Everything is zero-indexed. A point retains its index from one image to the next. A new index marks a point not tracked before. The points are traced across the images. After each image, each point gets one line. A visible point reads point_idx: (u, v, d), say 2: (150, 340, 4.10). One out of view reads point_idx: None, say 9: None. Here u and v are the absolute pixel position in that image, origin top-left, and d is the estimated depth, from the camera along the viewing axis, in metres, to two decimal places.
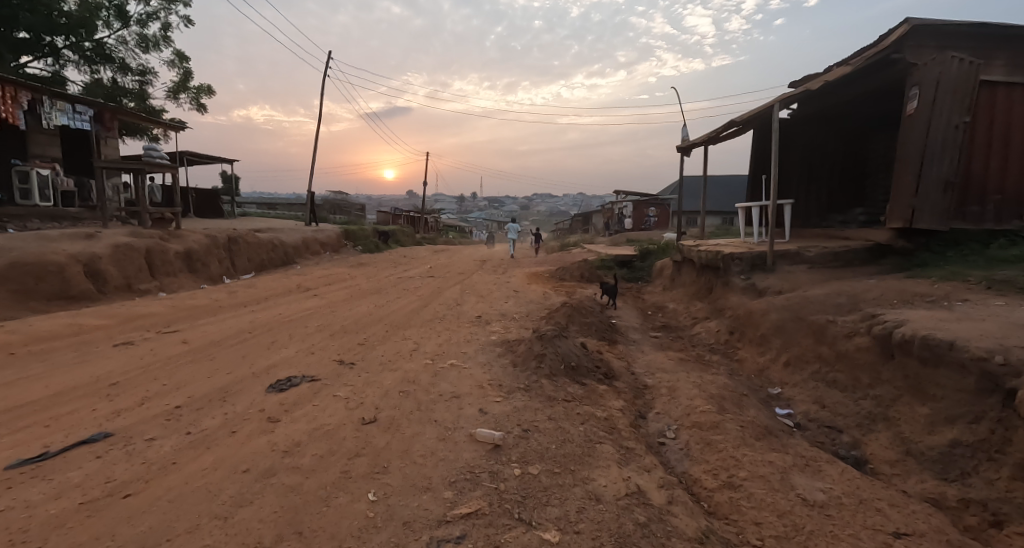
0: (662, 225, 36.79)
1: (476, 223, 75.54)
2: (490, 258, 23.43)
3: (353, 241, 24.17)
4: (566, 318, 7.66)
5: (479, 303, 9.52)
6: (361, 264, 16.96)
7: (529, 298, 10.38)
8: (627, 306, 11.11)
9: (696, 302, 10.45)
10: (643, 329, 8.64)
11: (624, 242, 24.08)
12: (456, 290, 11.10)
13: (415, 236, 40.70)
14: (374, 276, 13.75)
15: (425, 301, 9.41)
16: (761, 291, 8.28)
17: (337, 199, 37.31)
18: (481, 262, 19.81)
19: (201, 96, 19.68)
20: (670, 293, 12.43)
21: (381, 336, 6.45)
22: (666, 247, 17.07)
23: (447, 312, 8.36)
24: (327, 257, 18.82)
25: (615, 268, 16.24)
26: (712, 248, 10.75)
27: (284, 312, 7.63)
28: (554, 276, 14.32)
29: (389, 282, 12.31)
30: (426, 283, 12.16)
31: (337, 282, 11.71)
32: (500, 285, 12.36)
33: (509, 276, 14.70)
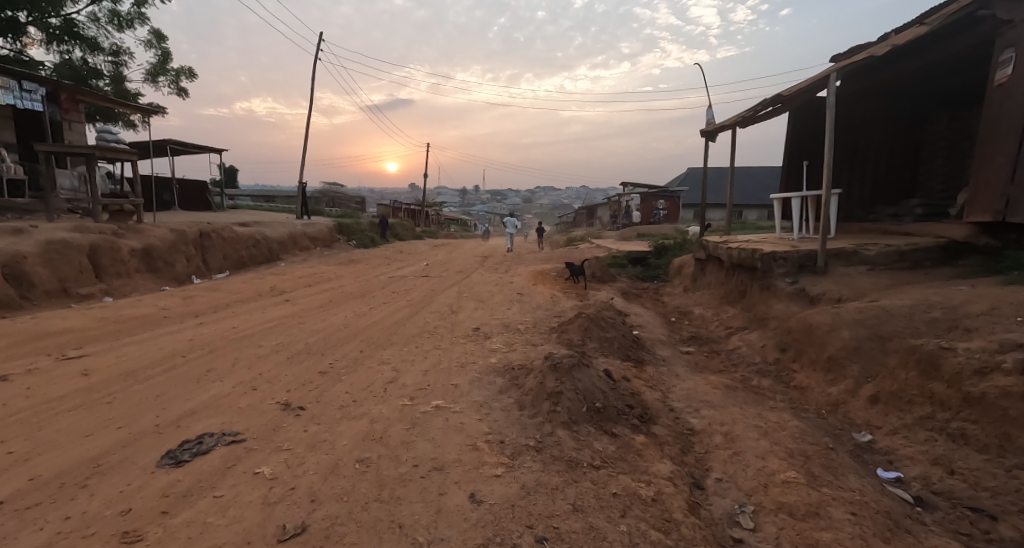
0: (672, 218, 35.34)
1: (479, 216, 74.24)
2: (494, 253, 22.11)
3: (348, 235, 22.86)
4: (581, 333, 6.35)
5: (478, 310, 8.23)
6: (352, 262, 15.66)
7: (535, 303, 9.07)
8: (647, 311, 9.80)
9: (728, 309, 9.15)
10: (672, 344, 7.33)
11: (635, 237, 22.68)
12: (452, 293, 9.81)
13: (415, 229, 39.35)
14: (364, 275, 12.43)
15: (415, 307, 8.12)
16: (814, 298, 6.98)
17: (334, 192, 36.04)
18: (484, 259, 18.52)
19: (182, 78, 17.92)
20: (694, 296, 11.12)
21: (354, 359, 5.17)
22: (684, 243, 15.67)
23: (441, 323, 7.07)
24: (317, 254, 17.53)
25: (628, 266, 14.92)
26: (745, 245, 9.45)
27: (243, 324, 6.36)
28: (563, 276, 12.99)
29: (379, 283, 11.04)
30: (420, 285, 10.87)
31: (320, 283, 10.44)
32: (503, 286, 11.04)
33: (513, 275, 13.36)
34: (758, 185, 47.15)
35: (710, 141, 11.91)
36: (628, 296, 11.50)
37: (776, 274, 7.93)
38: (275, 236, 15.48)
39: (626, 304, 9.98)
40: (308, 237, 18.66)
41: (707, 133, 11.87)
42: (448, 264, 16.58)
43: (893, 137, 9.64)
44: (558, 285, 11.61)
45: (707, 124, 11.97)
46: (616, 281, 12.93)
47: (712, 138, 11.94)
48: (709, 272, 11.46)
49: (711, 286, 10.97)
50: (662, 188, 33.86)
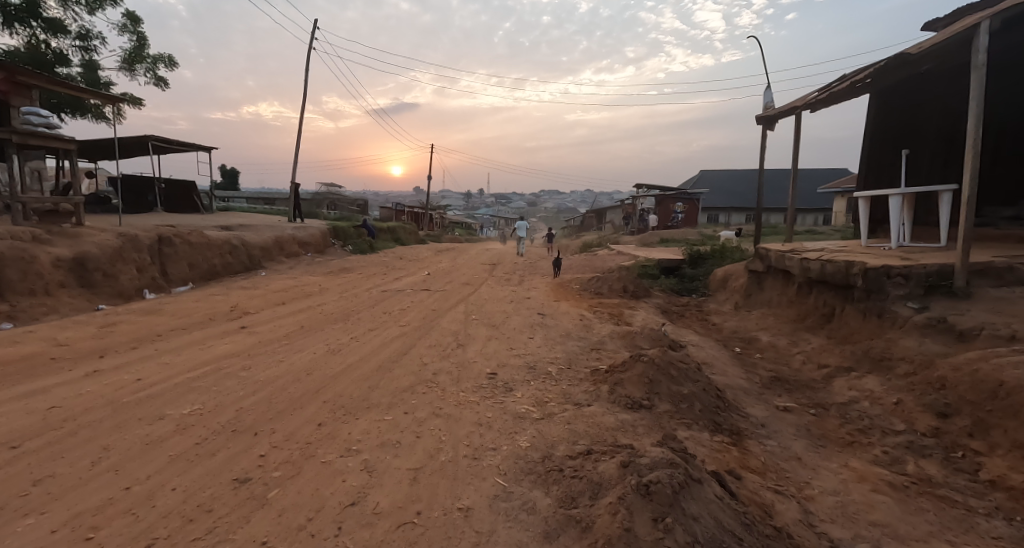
0: (690, 222, 33.37)
1: (483, 220, 72.27)
2: (504, 260, 20.21)
3: (343, 240, 21.00)
4: (644, 387, 4.40)
5: (496, 341, 6.34)
6: (344, 270, 13.82)
7: (567, 331, 7.13)
8: (702, 337, 7.87)
9: (812, 340, 7.24)
10: (761, 394, 5.40)
11: (657, 242, 20.76)
12: (460, 314, 7.89)
13: (417, 232, 37.43)
14: (355, 288, 10.56)
15: (413, 336, 6.22)
16: (965, 333, 5.15)
17: (330, 193, 34.06)
18: (493, 267, 16.64)
19: (161, 67, 15.53)
20: (753, 317, 9.18)
21: (304, 440, 3.23)
22: (723, 250, 13.73)
23: (448, 363, 5.19)
24: (307, 261, 15.69)
25: (660, 277, 13.02)
26: (831, 257, 7.53)
27: (161, 362, 4.42)
28: (589, 290, 11.07)
29: (375, 299, 9.17)
30: (422, 302, 8.98)
31: (302, 300, 8.59)
32: (520, 305, 9.08)
33: (529, 289, 11.39)
34: (777, 188, 45.19)
35: (768, 129, 9.98)
36: (671, 316, 9.54)
37: (892, 297, 6.03)
38: (257, 240, 13.61)
39: (677, 329, 8.04)
40: (298, 243, 16.85)
41: (762, 119, 10.00)
42: (454, 273, 14.72)
43: (1000, 121, 7.83)
44: (586, 303, 9.63)
45: (764, 108, 10.05)
46: (652, 296, 10.95)
47: (769, 125, 9.98)
48: (771, 288, 9.51)
49: (776, 305, 9.05)
50: (680, 189, 31.89)
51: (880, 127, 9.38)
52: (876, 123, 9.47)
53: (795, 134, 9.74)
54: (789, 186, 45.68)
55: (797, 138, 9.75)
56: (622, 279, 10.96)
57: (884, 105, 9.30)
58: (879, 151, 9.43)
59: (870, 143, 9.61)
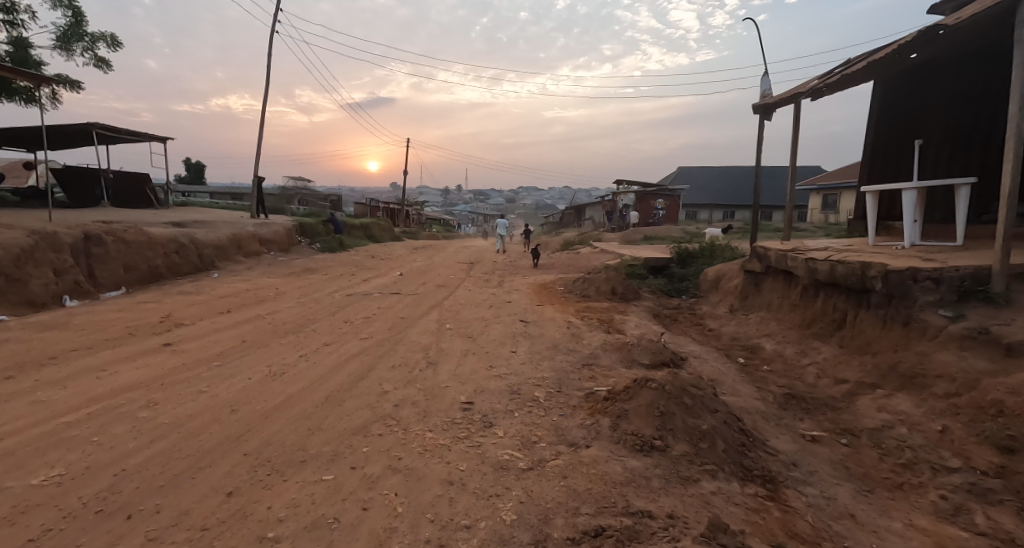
0: (671, 219, 32.89)
1: (461, 217, 71.15)
2: (482, 259, 19.32)
3: (310, 238, 19.93)
4: (655, 422, 3.59)
5: (471, 358, 5.48)
6: (308, 271, 12.78)
7: (555, 345, 6.33)
8: (703, 346, 7.15)
9: (824, 349, 6.54)
10: (782, 419, 4.66)
11: (640, 240, 20.12)
12: (432, 323, 7.03)
13: (392, 229, 36.25)
14: (319, 292, 9.61)
15: (376, 352, 5.34)
16: (1015, 347, 4.46)
17: (300, 189, 32.69)
18: (470, 267, 15.75)
19: (101, 47, 14.23)
20: (753, 323, 8.51)
21: (197, 526, 2.34)
22: (713, 248, 13.10)
23: (414, 389, 4.31)
24: (269, 260, 14.58)
25: (648, 277, 12.54)
26: (841, 258, 6.84)
27: (38, 398, 3.46)
28: (573, 293, 10.29)
29: (339, 305, 8.24)
30: (391, 307, 8.09)
31: (254, 307, 7.62)
32: (501, 312, 8.26)
33: (510, 292, 10.56)
34: (756, 186, 45.15)
35: (764, 119, 9.36)
36: (664, 322, 8.82)
37: (921, 303, 5.33)
38: (209, 238, 12.55)
39: (674, 337, 7.31)
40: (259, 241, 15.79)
41: (759, 108, 9.37)
42: (428, 273, 13.79)
43: None
44: (571, 308, 8.88)
45: (761, 96, 9.38)
46: (641, 299, 10.26)
47: (766, 115, 9.35)
48: (772, 290, 8.87)
49: (778, 310, 8.40)
50: (661, 185, 31.39)
51: (885, 117, 8.82)
52: (881, 113, 8.91)
53: (794, 124, 9.11)
54: (767, 183, 45.67)
55: (796, 128, 9.12)
56: (610, 281, 10.22)
57: (889, 94, 8.73)
58: (884, 141, 8.87)
59: (875, 134, 9.07)
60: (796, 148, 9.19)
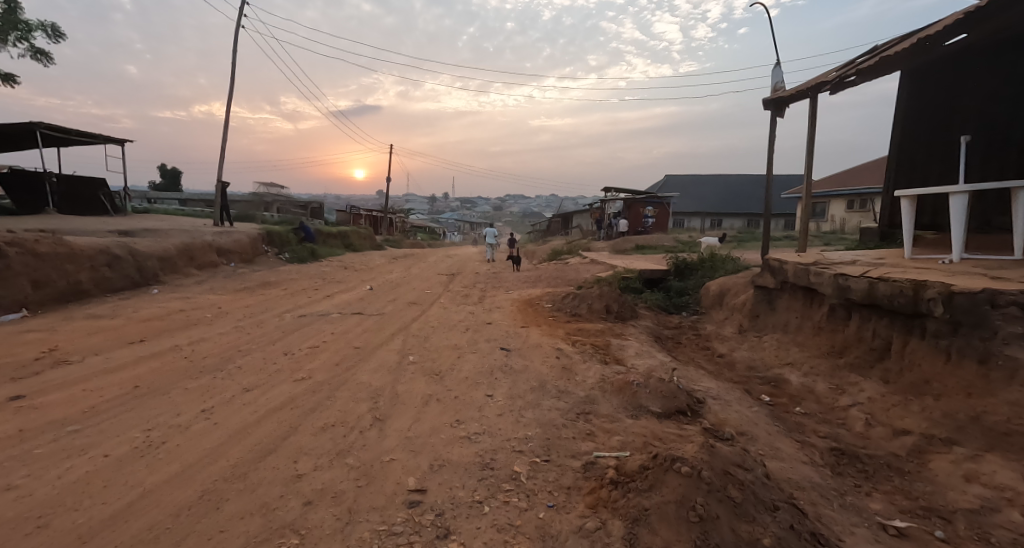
0: (660, 228, 31.97)
1: (446, 225, 69.91)
2: (464, 270, 18.10)
3: (278, 248, 18.63)
4: (693, 536, 2.51)
5: (432, 408, 4.28)
6: (266, 286, 11.50)
7: (541, 385, 5.14)
8: (716, 379, 6.00)
9: (867, 384, 5.43)
10: (844, 495, 3.52)
11: (632, 250, 19.07)
12: (392, 354, 5.80)
13: (372, 237, 34.94)
14: (269, 311, 8.33)
15: (308, 401, 4.12)
16: None
17: (275, 196, 31.29)
18: (450, 279, 14.54)
19: (41, 37, 12.96)
20: (769, 348, 7.40)
21: None
22: (712, 259, 12.04)
23: (345, 467, 3.11)
24: (225, 273, 13.25)
25: (643, 291, 11.46)
26: (882, 275, 5.73)
27: None
28: (561, 311, 9.14)
29: (287, 330, 6.98)
30: (348, 333, 6.87)
31: (179, 334, 6.34)
32: (477, 338, 7.06)
33: (490, 309, 9.37)
34: (745, 194, 44.53)
35: (776, 115, 8.38)
36: (666, 347, 7.67)
37: (1003, 335, 4.23)
38: (152, 249, 11.23)
39: (684, 368, 6.16)
40: (215, 252, 14.45)
41: (770, 103, 8.36)
42: (401, 287, 12.58)
43: None
44: (560, 331, 7.71)
45: (772, 90, 8.35)
46: (638, 319, 9.12)
47: (778, 110, 8.36)
48: (789, 310, 7.77)
49: (798, 333, 7.31)
50: (650, 193, 30.39)
51: (913, 115, 7.76)
52: (908, 109, 7.85)
53: (810, 120, 8.10)
54: (757, 192, 45.05)
55: (812, 124, 8.12)
56: (604, 297, 9.07)
57: (916, 88, 7.68)
58: (913, 142, 7.81)
59: (901, 134, 8.01)
60: (813, 148, 8.17)
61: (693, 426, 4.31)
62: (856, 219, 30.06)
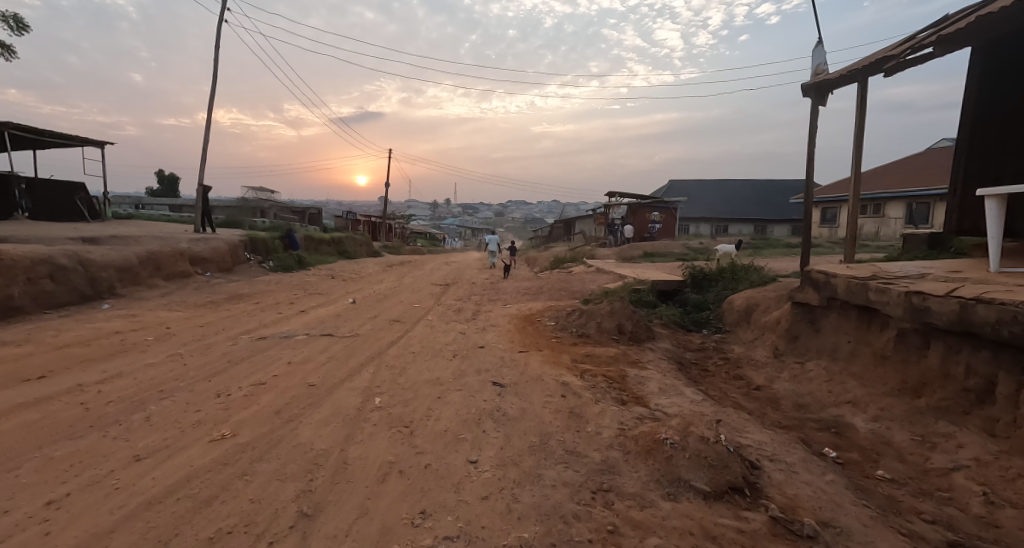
0: (666, 234, 30.73)
1: (446, 231, 68.79)
2: (459, 279, 16.84)
3: (261, 256, 17.50)
4: None
5: (391, 490, 3.04)
6: (235, 299, 10.33)
7: (542, 441, 3.93)
8: (764, 426, 4.79)
9: (967, 439, 4.20)
10: None
11: (640, 258, 17.83)
12: (355, 394, 4.61)
13: (369, 244, 33.80)
14: (225, 331, 7.13)
15: (211, 482, 2.94)
16: None
17: (266, 201, 30.15)
18: (443, 290, 13.34)
19: None
20: (817, 380, 6.17)
21: None
22: (734, 269, 10.81)
23: None
24: (196, 284, 12.09)
25: (657, 306, 10.24)
26: (979, 295, 4.50)
27: None
28: (566, 332, 7.93)
29: (238, 357, 5.80)
30: (310, 361, 5.69)
31: (96, 365, 5.15)
32: (466, 368, 5.87)
33: (484, 329, 8.15)
34: (753, 200, 43.27)
35: (817, 102, 7.17)
36: (693, 377, 6.45)
37: None
38: (108, 258, 10.09)
39: (723, 411, 4.95)
40: (188, 261, 13.29)
41: (810, 89, 7.16)
42: (387, 300, 11.37)
43: None
44: (566, 359, 6.51)
45: (813, 74, 7.16)
46: (655, 340, 7.90)
47: (820, 97, 7.16)
48: (838, 333, 6.55)
49: (853, 361, 6.09)
50: (654, 197, 29.15)
51: (986, 102, 6.58)
52: (978, 97, 6.68)
53: (858, 107, 6.91)
54: (765, 197, 43.78)
55: (861, 113, 6.92)
56: (616, 315, 7.86)
57: (988, 71, 6.51)
58: (985, 134, 6.63)
59: (970, 124, 6.84)
60: (862, 140, 6.98)
61: (756, 513, 3.11)
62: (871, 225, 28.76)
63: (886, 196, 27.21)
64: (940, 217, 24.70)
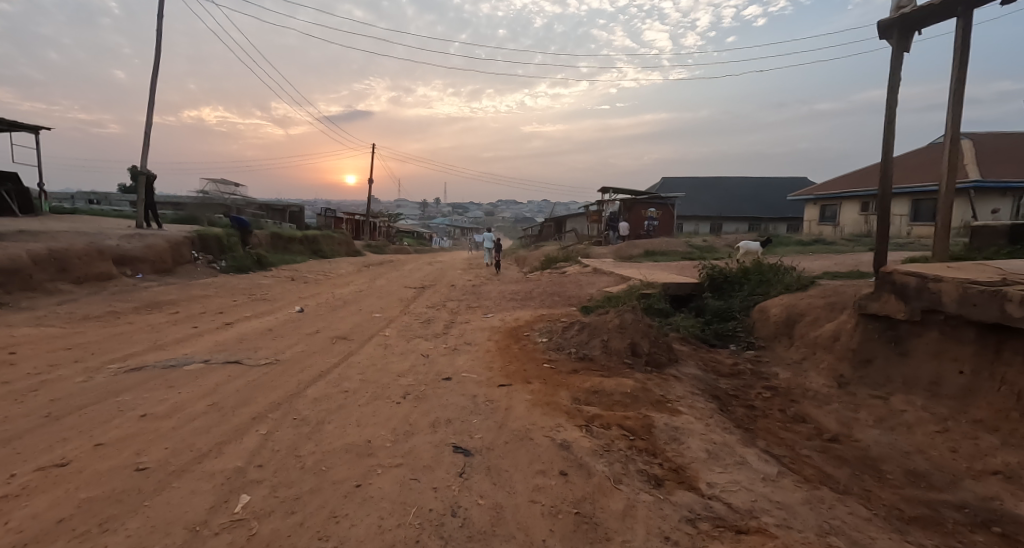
0: (664, 232, 29.03)
1: (434, 230, 66.92)
2: (437, 281, 14.94)
3: (213, 256, 15.54)
4: None
5: None
6: (149, 308, 8.37)
7: None
8: (894, 530, 2.97)
9: None
10: None
11: (640, 257, 16.02)
12: (208, 488, 2.69)
13: (349, 242, 31.86)
14: (92, 359, 5.17)
15: None
16: None
17: (234, 197, 28.10)
18: (415, 295, 11.45)
19: None
20: (920, 427, 4.35)
21: None
22: (761, 270, 8.98)
23: None
24: (112, 290, 10.10)
25: (668, 316, 8.39)
26: None
27: None
28: (560, 354, 6.05)
29: (73, 403, 3.87)
30: (177, 412, 3.76)
31: None
32: (416, 420, 3.97)
33: (455, 350, 6.25)
34: (749, 198, 41.76)
35: (901, 45, 5.35)
36: (743, 422, 4.61)
37: None
38: None
39: (819, 504, 3.13)
40: (110, 261, 11.39)
41: (891, 27, 5.34)
42: (343, 308, 9.45)
43: None
44: (563, 399, 4.63)
45: (896, 6, 5.33)
46: (679, 364, 6.04)
47: (904, 38, 5.34)
48: (940, 359, 4.74)
49: (974, 404, 4.28)
50: (649, 193, 27.50)
51: None
52: None
53: (960, 49, 5.10)
54: (762, 195, 42.28)
55: (963, 57, 5.11)
56: (627, 332, 5.99)
57: None
58: None
59: None
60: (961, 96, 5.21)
61: None
62: (866, 222, 27.20)
63: (889, 192, 25.49)
64: (948, 214, 22.91)
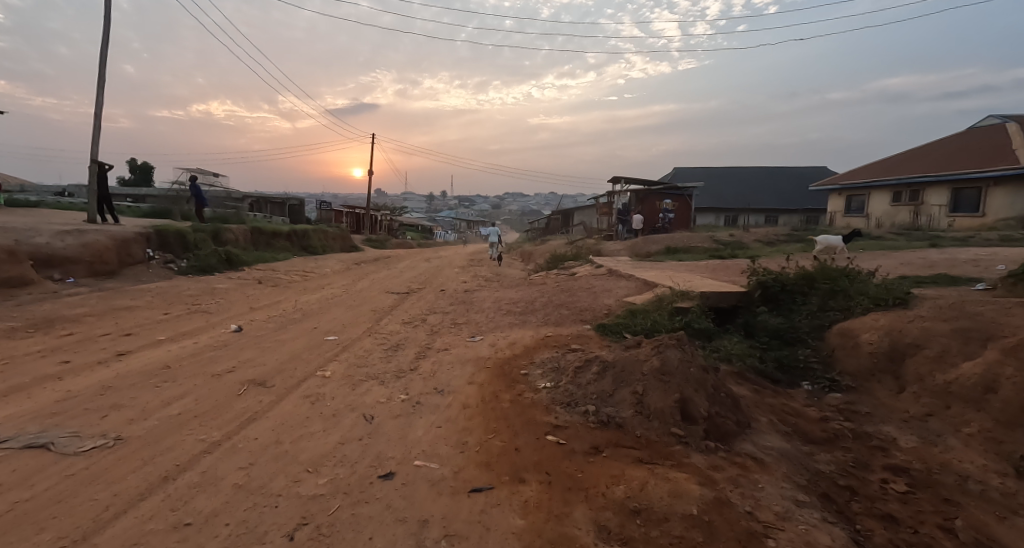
0: (680, 225, 26.72)
1: (437, 223, 64.73)
2: (425, 284, 12.87)
3: (173, 255, 13.58)
4: None
5: None
6: (31, 329, 6.36)
7: None
8: None
9: None
10: None
11: (658, 256, 13.82)
12: None
13: (341, 237, 29.80)
14: None
15: None
16: None
17: (213, 188, 26.04)
18: (393, 305, 9.40)
19: None
20: None
21: None
22: (833, 277, 6.84)
23: None
24: (15, 301, 8.12)
25: (710, 338, 6.29)
26: None
27: None
28: (571, 414, 4.01)
29: None
30: None
31: None
32: None
33: (415, 405, 4.21)
34: (768, 189, 39.27)
35: None
36: None
37: None
38: None
39: None
40: (29, 264, 9.41)
41: None
42: (294, 325, 7.42)
43: None
44: (581, 533, 2.59)
45: None
46: (752, 431, 3.99)
47: None
48: None
49: None
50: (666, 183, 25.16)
51: None
52: None
53: None
54: (780, 186, 39.78)
55: None
56: (675, 382, 3.93)
57: None
58: None
59: None
60: None
61: None
62: (899, 214, 24.81)
63: (923, 180, 23.06)
64: (993, 204, 20.53)
